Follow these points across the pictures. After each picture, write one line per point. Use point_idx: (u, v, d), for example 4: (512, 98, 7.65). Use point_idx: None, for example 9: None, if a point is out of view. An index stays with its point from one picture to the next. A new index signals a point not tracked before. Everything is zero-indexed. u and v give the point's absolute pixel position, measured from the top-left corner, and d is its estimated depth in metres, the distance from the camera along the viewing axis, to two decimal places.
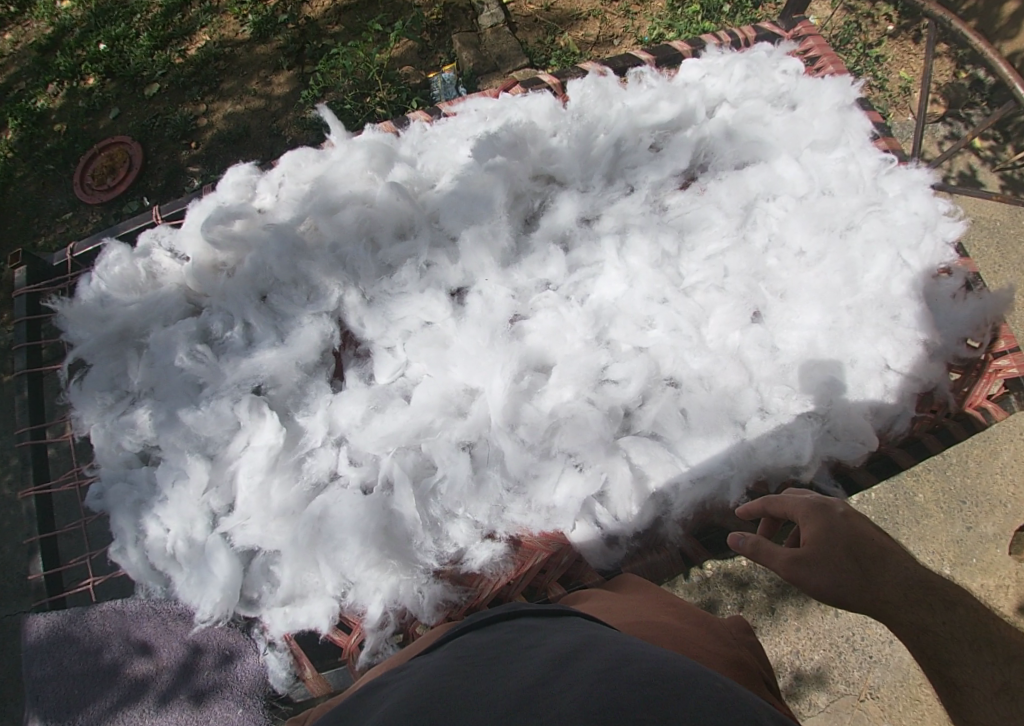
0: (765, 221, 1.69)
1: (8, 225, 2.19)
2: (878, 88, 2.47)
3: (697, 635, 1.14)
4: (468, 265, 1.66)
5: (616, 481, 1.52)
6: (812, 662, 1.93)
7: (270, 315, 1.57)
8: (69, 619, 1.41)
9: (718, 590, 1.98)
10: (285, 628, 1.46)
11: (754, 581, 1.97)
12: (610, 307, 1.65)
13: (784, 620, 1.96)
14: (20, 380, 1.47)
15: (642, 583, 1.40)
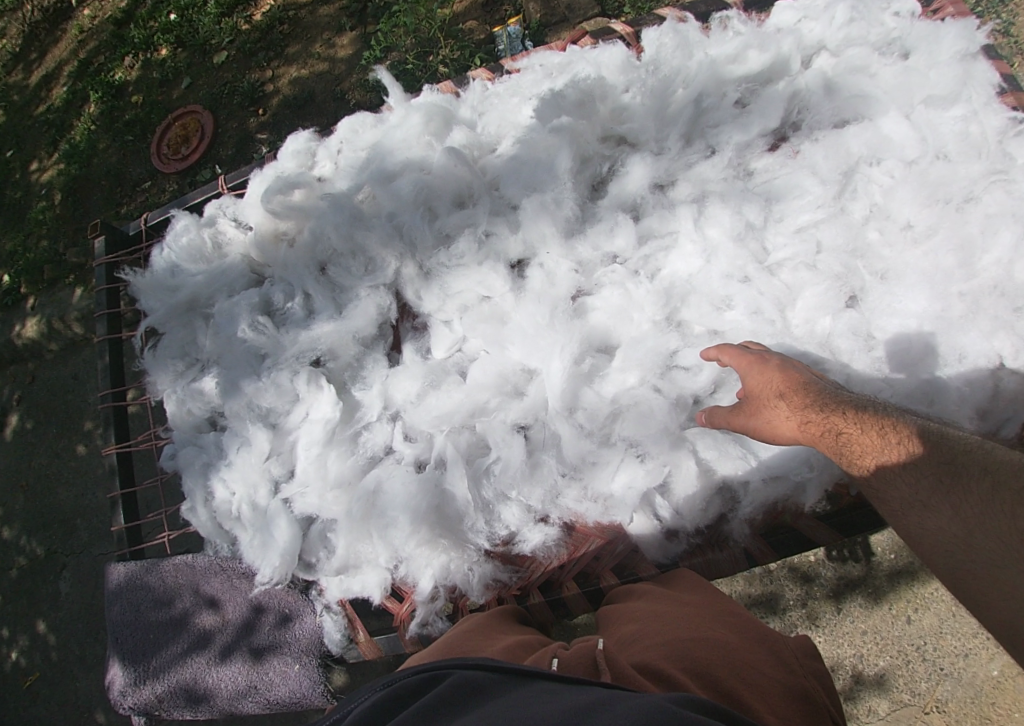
0: (867, 187, 1.49)
1: (94, 195, 2.28)
2: (1003, 32, 2.11)
3: (758, 659, 1.08)
4: (529, 235, 1.57)
5: (679, 474, 1.48)
6: (876, 667, 1.70)
7: (329, 287, 1.58)
8: (145, 568, 1.52)
9: (778, 581, 1.74)
10: (340, 594, 1.51)
11: (820, 577, 1.72)
12: (683, 285, 1.54)
13: (850, 621, 1.71)
14: (102, 346, 1.56)
15: (699, 582, 1.35)
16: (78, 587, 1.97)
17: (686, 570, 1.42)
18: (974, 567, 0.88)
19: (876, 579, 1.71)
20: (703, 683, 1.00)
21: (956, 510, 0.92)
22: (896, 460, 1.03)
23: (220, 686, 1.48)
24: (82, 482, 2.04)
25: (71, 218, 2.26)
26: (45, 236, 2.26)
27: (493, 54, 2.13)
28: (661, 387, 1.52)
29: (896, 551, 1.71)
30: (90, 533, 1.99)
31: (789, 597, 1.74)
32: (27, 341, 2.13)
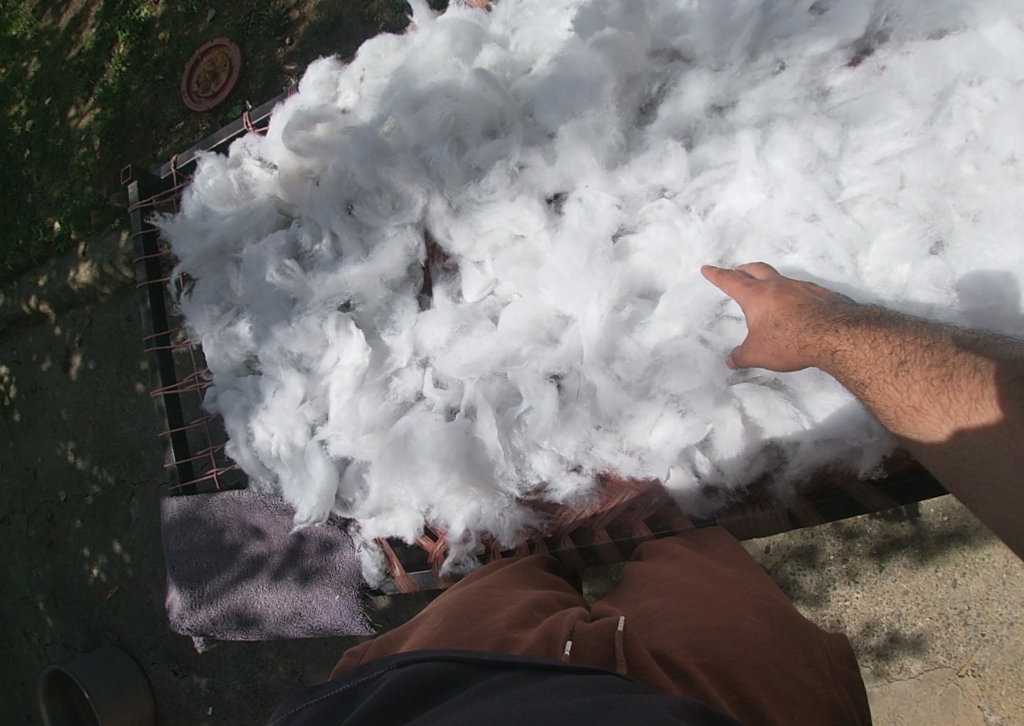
0: (965, 111, 1.26)
1: (132, 138, 2.28)
2: None
3: (786, 658, 1.02)
4: (566, 167, 1.44)
5: (723, 431, 1.39)
6: (914, 627, 1.62)
7: (356, 227, 1.52)
8: (197, 503, 1.61)
9: (819, 535, 1.69)
10: (376, 533, 1.55)
11: (864, 533, 1.66)
12: (740, 223, 1.38)
13: (892, 580, 1.64)
14: (144, 291, 1.59)
15: (732, 548, 1.32)
16: (146, 512, 2.14)
17: (721, 529, 1.38)
18: (969, 468, 0.85)
19: (924, 540, 1.62)
20: (718, 681, 0.96)
21: (948, 413, 0.88)
22: (889, 371, 0.97)
23: (267, 611, 1.57)
24: (143, 417, 2.15)
25: (111, 162, 2.28)
26: (89, 181, 2.29)
27: None
28: (709, 339, 1.42)
29: (948, 513, 1.61)
30: (152, 462, 2.12)
31: (829, 552, 1.68)
32: (81, 286, 2.21)
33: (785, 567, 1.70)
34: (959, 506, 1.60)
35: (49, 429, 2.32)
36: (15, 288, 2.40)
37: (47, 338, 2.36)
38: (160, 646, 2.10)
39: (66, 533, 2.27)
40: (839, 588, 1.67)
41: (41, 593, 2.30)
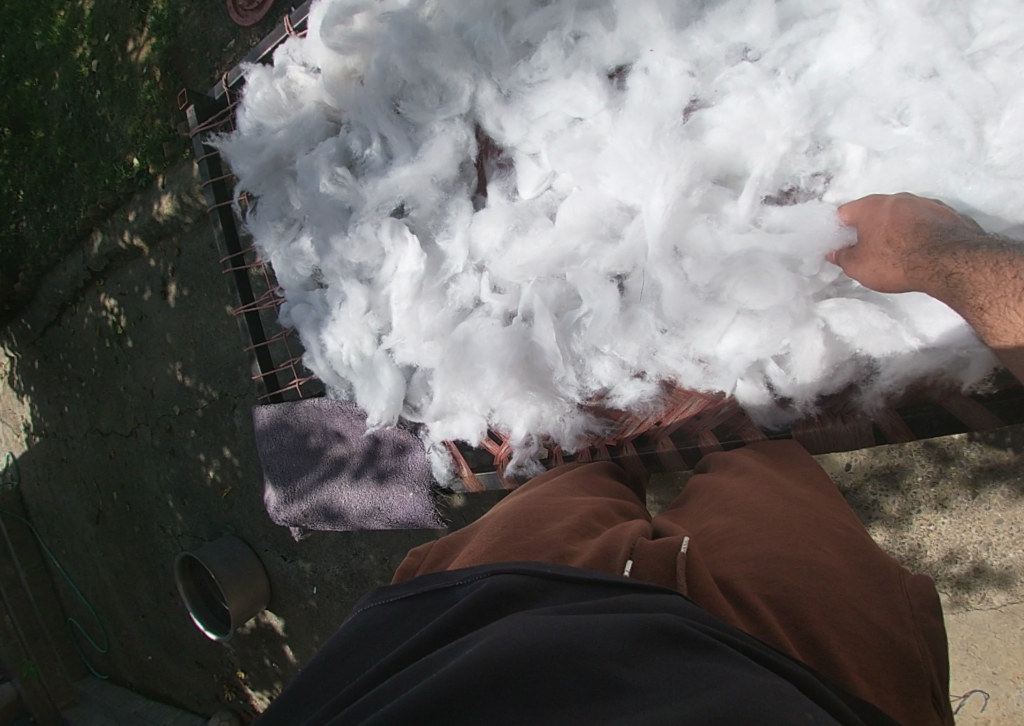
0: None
1: (190, 62, 2.26)
2: None
3: (861, 598, 0.93)
4: (628, 32, 1.28)
5: (800, 352, 1.25)
6: (1004, 560, 1.47)
7: (404, 126, 1.45)
8: (283, 410, 1.73)
9: (908, 455, 1.52)
10: (442, 435, 1.60)
11: (960, 457, 1.47)
12: (839, 84, 1.19)
13: (986, 509, 1.46)
14: (214, 215, 1.65)
15: (811, 476, 1.21)
16: (247, 421, 2.33)
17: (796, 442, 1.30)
18: None
19: None
20: (782, 617, 0.89)
21: None
22: (1011, 297, 0.89)
23: (351, 506, 1.69)
24: (234, 335, 2.31)
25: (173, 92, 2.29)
26: (159, 115, 2.33)
27: None
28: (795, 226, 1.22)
29: None
30: (248, 377, 2.29)
31: (918, 474, 1.52)
32: (166, 217, 2.34)
33: (865, 487, 1.56)
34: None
35: (159, 352, 2.56)
36: (111, 224, 2.59)
37: (144, 270, 2.56)
38: (271, 536, 2.36)
39: (184, 442, 2.56)
40: (923, 513, 1.52)
41: (169, 492, 2.68)
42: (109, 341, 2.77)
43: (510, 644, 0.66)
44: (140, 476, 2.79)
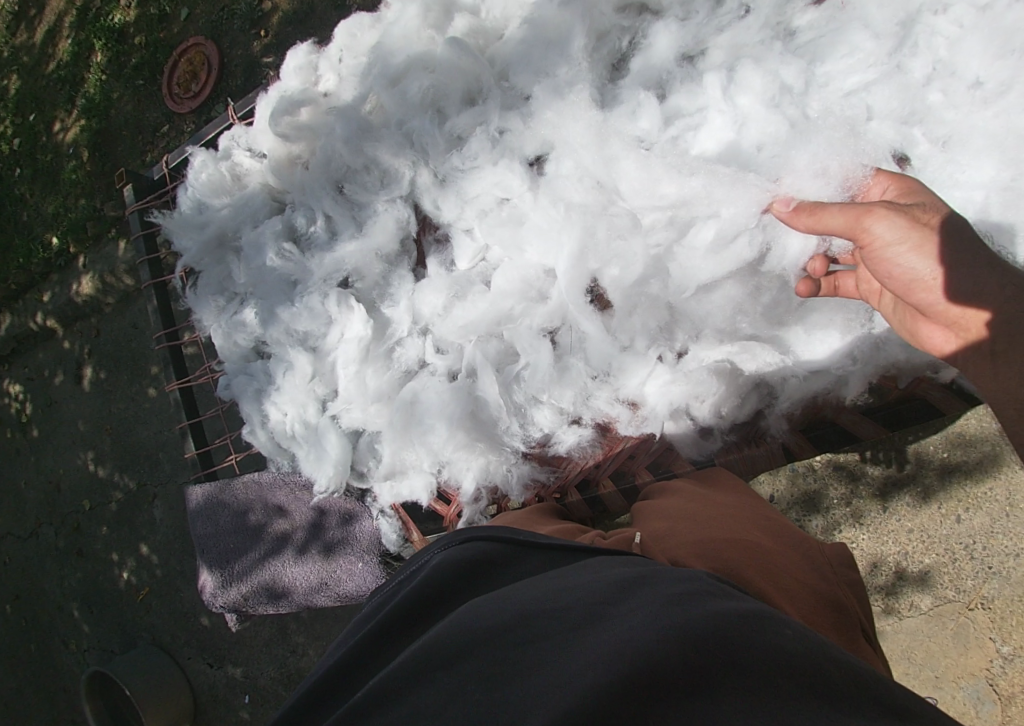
0: (930, 41, 1.29)
1: (121, 144, 2.34)
2: None
3: (794, 567, 1.09)
4: (543, 128, 1.46)
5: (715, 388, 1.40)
6: (921, 564, 1.67)
7: (348, 205, 1.57)
8: (220, 487, 1.68)
9: (822, 479, 1.73)
10: (391, 499, 1.61)
11: (866, 476, 1.69)
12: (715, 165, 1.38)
13: (896, 519, 1.68)
14: (149, 291, 1.63)
15: (738, 489, 1.36)
16: (167, 512, 2.24)
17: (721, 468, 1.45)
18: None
19: (926, 478, 1.64)
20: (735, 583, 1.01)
21: None
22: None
23: (297, 582, 1.63)
24: (157, 420, 2.24)
25: (101, 173, 2.35)
26: (84, 194, 2.36)
27: None
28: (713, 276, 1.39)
29: (948, 449, 1.62)
30: (172, 463, 2.22)
31: (833, 496, 1.72)
32: (85, 298, 2.30)
33: (791, 513, 1.75)
34: (959, 442, 1.61)
35: (68, 441, 2.43)
36: (21, 307, 2.51)
37: (57, 353, 2.47)
38: (194, 642, 2.24)
39: (93, 542, 2.40)
40: (845, 530, 1.72)
41: (75, 599, 2.46)
42: (11, 432, 2.59)
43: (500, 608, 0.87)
44: (42, 584, 2.53)
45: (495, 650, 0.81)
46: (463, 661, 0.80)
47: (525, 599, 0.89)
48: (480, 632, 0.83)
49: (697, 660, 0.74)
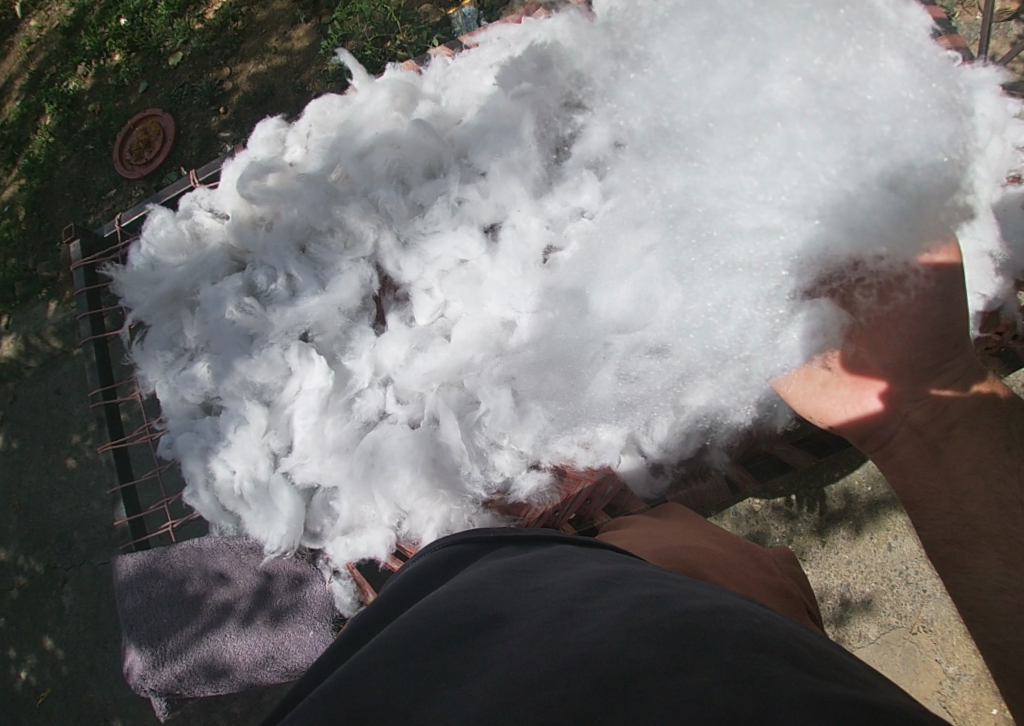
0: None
1: (61, 204, 2.44)
2: None
3: (741, 563, 1.19)
4: (500, 198, 1.62)
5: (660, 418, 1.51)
6: (863, 593, 1.85)
7: (310, 264, 1.62)
8: (154, 556, 1.55)
9: (764, 521, 1.89)
10: (347, 557, 1.56)
11: (803, 514, 1.87)
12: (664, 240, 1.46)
13: (835, 553, 1.86)
14: (88, 346, 1.57)
15: (684, 514, 1.43)
16: (80, 599, 2.18)
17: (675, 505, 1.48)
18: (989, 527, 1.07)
19: (856, 512, 1.85)
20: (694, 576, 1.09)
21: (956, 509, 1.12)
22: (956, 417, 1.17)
23: (239, 659, 1.52)
24: (74, 493, 2.24)
25: (37, 233, 2.43)
26: (13, 252, 2.42)
27: (451, 34, 2.22)
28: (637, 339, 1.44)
29: (872, 484, 1.83)
30: (87, 544, 2.20)
31: (775, 535, 1.89)
32: (5, 360, 2.34)
33: None
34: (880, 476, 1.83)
35: None
36: None
37: None
38: None
39: None
40: None
41: None
42: None
43: (472, 609, 0.88)
44: None
45: (468, 648, 0.82)
46: (437, 656, 0.81)
47: (501, 600, 0.90)
48: (454, 632, 0.84)
49: (671, 658, 0.75)
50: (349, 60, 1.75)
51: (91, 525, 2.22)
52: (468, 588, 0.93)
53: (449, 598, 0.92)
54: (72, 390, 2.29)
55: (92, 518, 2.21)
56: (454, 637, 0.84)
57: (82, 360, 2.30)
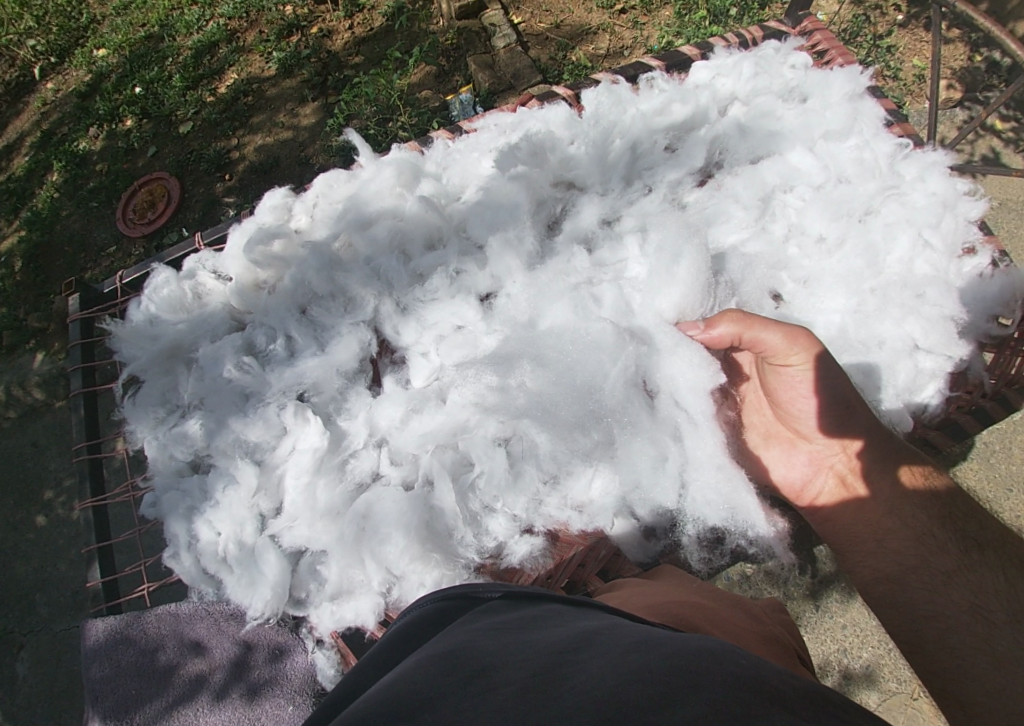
0: (783, 211, 1.64)
1: (60, 260, 2.50)
2: (891, 78, 2.34)
3: (729, 613, 1.20)
4: (496, 269, 1.67)
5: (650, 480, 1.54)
6: (861, 660, 1.87)
7: (311, 327, 1.66)
8: (127, 622, 1.48)
9: (757, 586, 1.93)
10: (332, 626, 1.49)
11: (795, 578, 1.92)
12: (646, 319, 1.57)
13: (830, 617, 1.90)
14: (76, 400, 1.57)
15: (678, 574, 1.40)
16: (35, 668, 2.09)
17: (669, 570, 1.43)
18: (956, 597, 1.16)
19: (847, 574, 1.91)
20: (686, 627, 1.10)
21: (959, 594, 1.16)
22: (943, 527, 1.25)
23: None
24: (42, 554, 2.20)
25: (32, 284, 2.46)
26: (4, 302, 2.44)
27: (449, 118, 2.40)
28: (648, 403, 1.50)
29: None
30: (51, 609, 2.14)
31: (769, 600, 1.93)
32: None
33: None
34: None
35: None
36: None
37: None
38: None
39: None
40: None
41: None
42: None
43: (465, 663, 0.89)
44: None
45: (462, 699, 0.83)
46: (433, 712, 0.81)
47: (488, 653, 0.91)
48: (445, 687, 0.85)
49: (663, 702, 0.78)
50: (355, 136, 1.81)
51: (60, 583, 2.16)
52: (458, 644, 0.94)
53: (440, 656, 0.93)
54: (56, 443, 2.31)
55: (59, 578, 2.16)
56: (444, 693, 0.84)
57: (67, 413, 2.33)
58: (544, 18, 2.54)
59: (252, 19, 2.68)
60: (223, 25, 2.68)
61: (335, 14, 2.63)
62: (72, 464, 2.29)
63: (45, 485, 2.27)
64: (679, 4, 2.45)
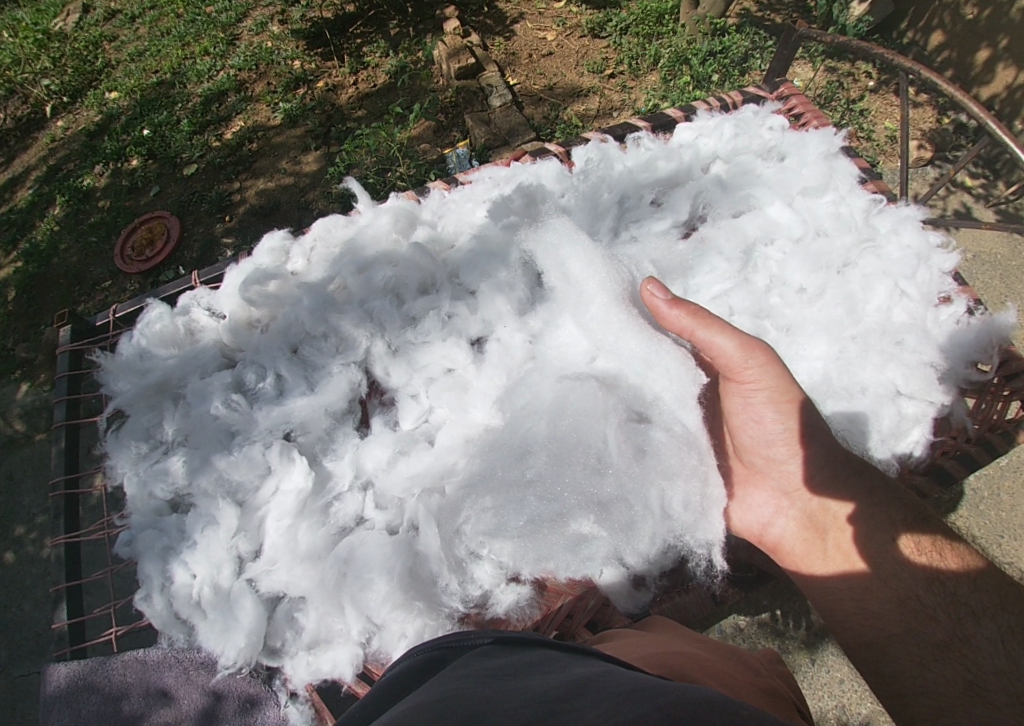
0: (765, 264, 1.68)
1: (53, 292, 2.51)
2: (864, 137, 2.46)
3: (722, 663, 1.16)
4: (487, 315, 1.68)
5: (637, 536, 1.42)
6: (859, 715, 1.80)
7: (301, 366, 1.66)
8: (91, 668, 1.43)
9: (751, 638, 1.89)
10: (307, 677, 1.43)
11: (791, 631, 1.88)
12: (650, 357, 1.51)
13: (826, 671, 1.85)
14: (59, 432, 1.56)
15: (670, 625, 1.34)
16: None
17: (659, 617, 1.39)
18: (955, 675, 1.11)
19: None
20: (683, 676, 1.06)
21: (957, 674, 1.11)
22: (948, 602, 1.18)
23: None
24: (8, 592, 2.12)
25: (24, 317, 2.47)
26: None
27: (445, 170, 2.49)
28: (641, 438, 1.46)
29: None
30: (10, 652, 2.03)
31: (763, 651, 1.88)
32: None
33: None
34: None
35: None
36: None
37: None
38: None
39: None
40: None
41: None
42: None
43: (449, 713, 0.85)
44: None
45: None
46: None
47: (476, 701, 0.87)
48: None
49: None
50: (349, 180, 1.81)
51: (24, 626, 2.06)
52: (441, 694, 0.90)
53: (424, 705, 0.89)
54: (34, 478, 2.26)
55: (24, 620, 2.07)
56: None
57: (47, 446, 2.29)
58: (537, 79, 2.68)
59: (260, 71, 2.81)
60: (233, 75, 2.81)
61: (341, 70, 2.77)
62: (45, 500, 2.24)
63: (17, 521, 2.21)
64: (665, 70, 2.58)
